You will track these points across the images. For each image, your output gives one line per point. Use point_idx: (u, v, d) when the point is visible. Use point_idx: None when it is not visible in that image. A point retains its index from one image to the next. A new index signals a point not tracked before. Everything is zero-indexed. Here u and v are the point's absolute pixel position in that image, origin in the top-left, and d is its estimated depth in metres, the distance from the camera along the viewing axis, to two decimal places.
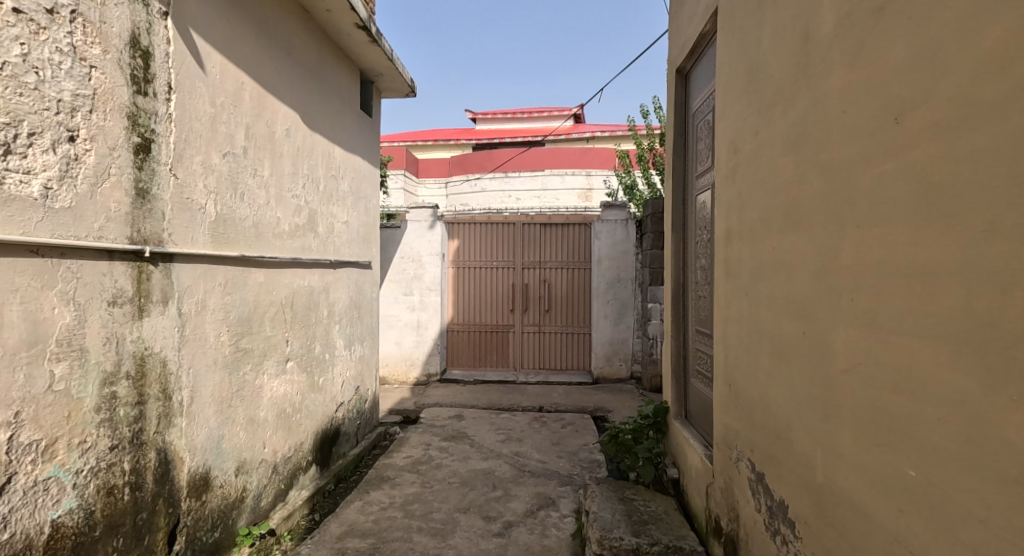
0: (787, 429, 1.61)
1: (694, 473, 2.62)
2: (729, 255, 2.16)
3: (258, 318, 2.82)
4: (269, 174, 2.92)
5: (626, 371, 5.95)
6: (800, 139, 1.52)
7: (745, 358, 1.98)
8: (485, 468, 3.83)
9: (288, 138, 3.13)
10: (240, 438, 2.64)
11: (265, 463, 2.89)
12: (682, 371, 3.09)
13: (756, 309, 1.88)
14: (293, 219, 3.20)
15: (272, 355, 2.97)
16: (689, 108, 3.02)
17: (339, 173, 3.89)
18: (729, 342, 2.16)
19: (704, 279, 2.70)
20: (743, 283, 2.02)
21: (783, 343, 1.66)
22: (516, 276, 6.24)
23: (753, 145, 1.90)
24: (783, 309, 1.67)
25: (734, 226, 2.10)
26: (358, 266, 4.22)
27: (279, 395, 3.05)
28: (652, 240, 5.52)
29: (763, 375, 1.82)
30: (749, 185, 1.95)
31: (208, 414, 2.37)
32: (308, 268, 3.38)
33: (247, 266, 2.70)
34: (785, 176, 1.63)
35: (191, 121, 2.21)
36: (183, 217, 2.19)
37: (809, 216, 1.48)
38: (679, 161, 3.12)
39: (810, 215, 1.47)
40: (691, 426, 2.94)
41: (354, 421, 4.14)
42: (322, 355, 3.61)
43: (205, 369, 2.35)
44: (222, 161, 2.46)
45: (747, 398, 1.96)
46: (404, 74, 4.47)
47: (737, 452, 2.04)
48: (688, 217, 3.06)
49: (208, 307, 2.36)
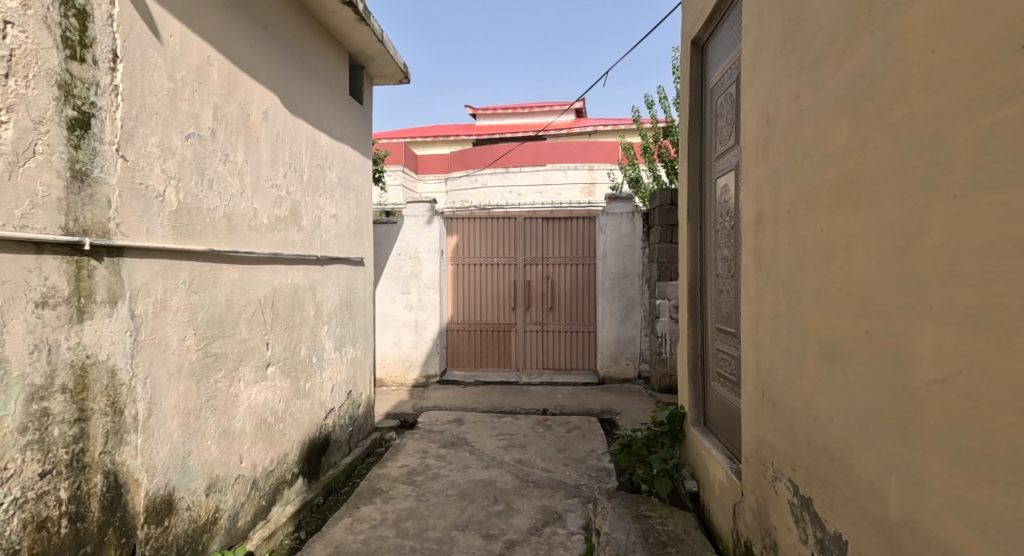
0: (842, 448, 1.34)
1: (718, 489, 2.34)
2: (761, 242, 1.88)
3: (233, 320, 2.55)
4: (244, 161, 2.65)
5: (633, 371, 5.67)
6: (860, 96, 1.26)
7: (782, 362, 1.71)
8: (486, 478, 3.56)
9: (266, 122, 2.86)
10: (211, 454, 2.37)
11: (243, 479, 2.63)
12: (700, 374, 2.82)
13: (796, 303, 1.61)
14: (273, 211, 2.93)
15: (250, 360, 2.69)
16: (706, 84, 2.75)
17: (326, 162, 3.61)
18: (761, 342, 1.88)
19: (727, 271, 2.42)
20: (777, 275, 1.75)
21: (834, 345, 1.39)
22: (518, 273, 5.96)
23: (793, 112, 1.62)
24: (833, 303, 1.40)
25: (767, 209, 1.82)
26: (348, 263, 3.95)
27: (259, 403, 2.78)
28: (660, 233, 5.23)
29: (806, 381, 1.55)
30: (787, 160, 1.67)
31: (171, 429, 2.10)
32: (291, 265, 3.11)
33: (219, 262, 2.43)
34: (837, 145, 1.36)
35: (144, 97, 1.94)
36: (136, 205, 1.92)
37: (872, 191, 1.21)
38: (695, 143, 2.84)
39: (875, 190, 1.20)
40: (711, 434, 2.66)
41: (346, 428, 3.87)
42: (309, 359, 3.34)
43: (166, 379, 2.08)
44: (186, 146, 2.19)
45: (785, 409, 1.68)
46: (396, 58, 4.19)
47: (772, 470, 1.77)
48: (705, 205, 2.79)
49: (169, 308, 2.09)
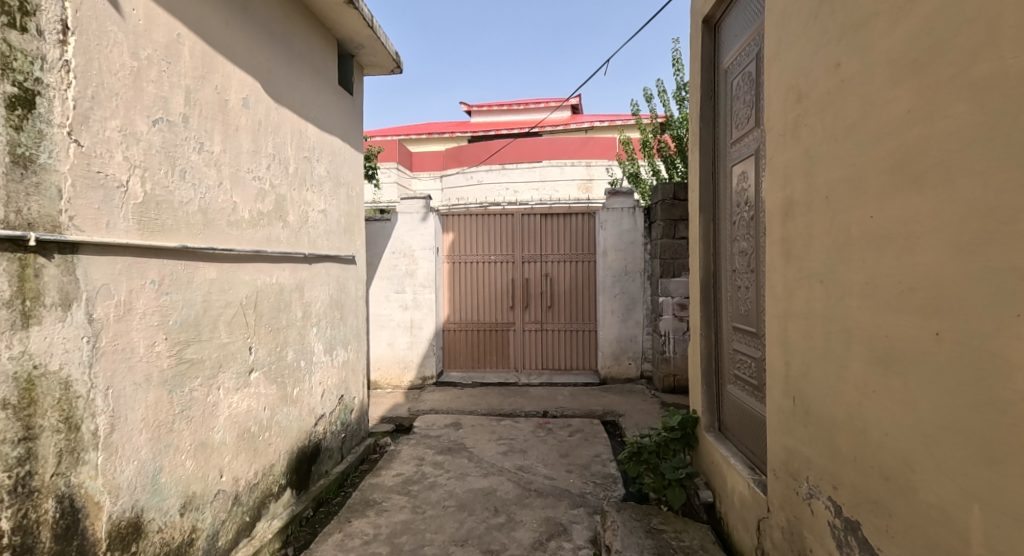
0: (901, 467, 1.17)
1: (738, 502, 2.16)
2: (789, 233, 1.70)
3: (210, 323, 2.35)
4: (222, 151, 2.45)
5: (635, 370, 5.48)
6: (928, 58, 1.08)
7: (818, 366, 1.52)
8: (485, 487, 3.37)
9: (247, 109, 2.66)
10: (187, 469, 2.17)
11: (223, 495, 2.43)
12: (714, 376, 2.64)
13: (836, 299, 1.43)
14: (255, 205, 2.72)
15: (230, 366, 2.49)
16: (719, 65, 2.56)
17: (314, 155, 3.40)
18: (790, 344, 1.70)
19: (746, 267, 2.24)
20: (810, 269, 1.57)
21: (887, 349, 1.21)
22: (516, 271, 5.77)
23: (830, 84, 1.44)
24: (884, 301, 1.22)
25: (797, 195, 1.64)
26: (339, 261, 3.74)
27: (240, 411, 2.57)
28: (663, 229, 5.04)
29: (849, 388, 1.37)
30: (821, 139, 1.49)
31: (139, 444, 1.90)
32: (275, 263, 2.91)
33: (193, 259, 2.23)
34: (892, 116, 1.18)
35: (102, 75, 1.75)
36: (92, 196, 1.72)
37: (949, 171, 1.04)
38: (707, 130, 2.65)
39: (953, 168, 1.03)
40: (727, 442, 2.48)
41: (338, 434, 3.67)
42: (297, 363, 3.14)
43: (132, 389, 1.88)
44: (153, 132, 1.99)
45: (822, 418, 1.50)
46: (387, 46, 3.98)
47: (807, 485, 1.59)
48: (719, 195, 2.60)
49: (135, 310, 1.89)
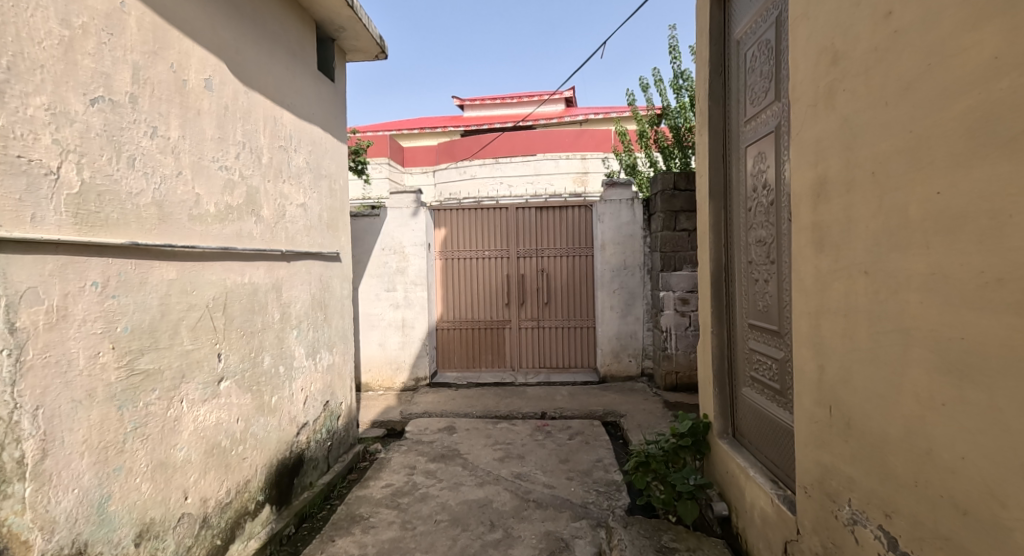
0: (988, 498, 0.97)
1: (759, 520, 1.95)
2: (822, 217, 1.47)
3: (170, 328, 2.11)
4: (180, 137, 2.20)
5: (636, 368, 5.26)
6: None
7: (861, 372, 1.31)
8: (480, 498, 3.14)
9: (211, 92, 2.41)
10: (143, 493, 1.94)
11: (188, 519, 2.19)
12: (727, 377, 2.43)
13: (885, 294, 1.21)
14: (222, 198, 2.47)
15: (195, 376, 2.25)
16: (731, 36, 2.33)
17: (291, 144, 3.15)
18: (825, 346, 1.47)
19: (765, 258, 2.02)
20: (849, 257, 1.35)
21: (965, 354, 1.00)
22: (511, 266, 5.54)
23: (876, 38, 1.22)
24: (960, 297, 1.01)
25: (832, 172, 1.41)
26: (321, 259, 3.50)
27: (208, 425, 2.33)
28: (663, 221, 4.82)
29: (905, 400, 1.15)
30: (864, 104, 1.28)
31: (80, 469, 1.68)
32: (247, 260, 2.66)
33: (148, 258, 1.99)
34: (972, 65, 0.99)
35: (20, 43, 1.54)
36: (12, 184, 1.52)
37: None
38: (716, 109, 2.42)
39: None
40: (743, 450, 2.26)
41: (323, 443, 3.43)
42: (275, 370, 2.90)
43: (70, 408, 1.66)
44: (92, 114, 1.76)
45: (868, 434, 1.28)
46: (370, 29, 3.73)
47: (849, 509, 1.37)
48: (730, 181, 2.38)
49: (72, 317, 1.67)
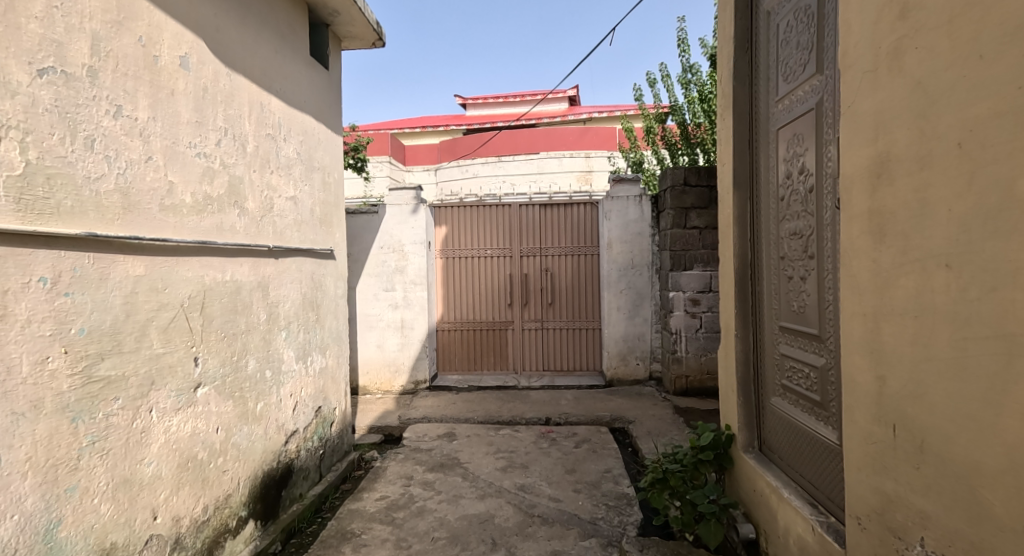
0: None
1: (796, 548, 1.72)
2: (881, 204, 1.24)
3: (137, 330, 1.89)
4: (150, 119, 1.98)
5: (643, 371, 5.04)
6: None
7: (939, 388, 1.09)
8: (481, 513, 2.92)
9: (188, 71, 2.20)
10: (102, 515, 1.73)
11: (158, 540, 1.98)
12: (753, 386, 2.21)
13: (980, 293, 1.00)
14: (200, 187, 2.25)
15: (167, 383, 2.03)
16: (760, 9, 2.11)
17: (280, 132, 2.94)
18: (885, 355, 1.23)
19: (800, 252, 1.79)
20: (921, 248, 1.12)
21: None
22: (515, 266, 5.32)
23: None
24: None
25: (896, 148, 1.18)
26: (313, 256, 3.29)
27: (182, 437, 2.11)
28: (672, 218, 4.59)
29: (1009, 423, 0.95)
30: (945, 64, 1.06)
31: (22, 492, 1.49)
32: (229, 256, 2.44)
33: (111, 251, 1.78)
34: None
35: None
36: None
37: None
38: (742, 90, 2.20)
39: None
40: (773, 466, 2.04)
41: (314, 451, 3.21)
42: (261, 374, 2.69)
43: (11, 422, 1.46)
44: (40, 86, 1.57)
45: (949, 461, 1.07)
46: (366, 13, 3.51)
47: (921, 550, 1.15)
48: (757, 169, 2.16)
49: (12, 318, 1.47)
